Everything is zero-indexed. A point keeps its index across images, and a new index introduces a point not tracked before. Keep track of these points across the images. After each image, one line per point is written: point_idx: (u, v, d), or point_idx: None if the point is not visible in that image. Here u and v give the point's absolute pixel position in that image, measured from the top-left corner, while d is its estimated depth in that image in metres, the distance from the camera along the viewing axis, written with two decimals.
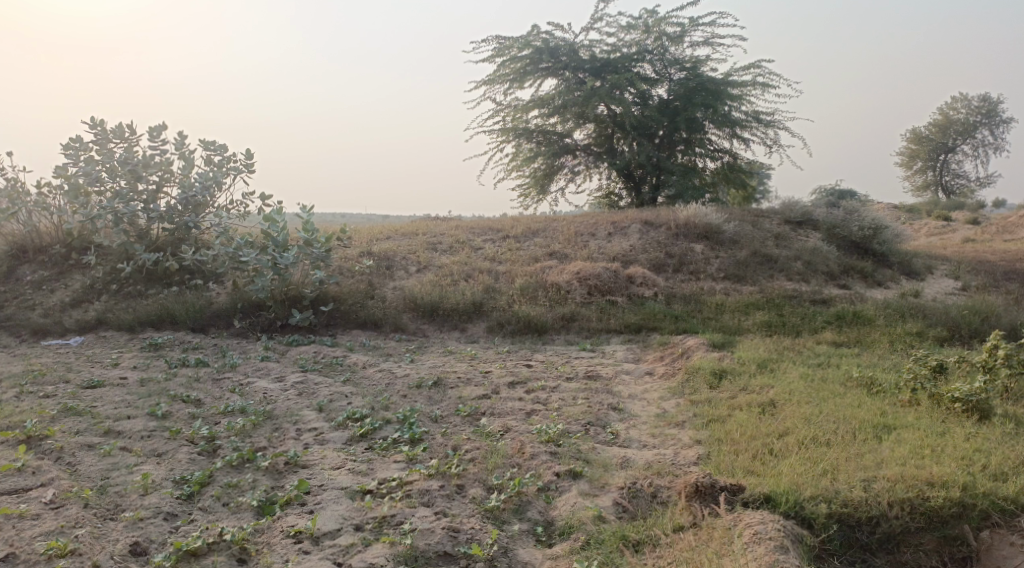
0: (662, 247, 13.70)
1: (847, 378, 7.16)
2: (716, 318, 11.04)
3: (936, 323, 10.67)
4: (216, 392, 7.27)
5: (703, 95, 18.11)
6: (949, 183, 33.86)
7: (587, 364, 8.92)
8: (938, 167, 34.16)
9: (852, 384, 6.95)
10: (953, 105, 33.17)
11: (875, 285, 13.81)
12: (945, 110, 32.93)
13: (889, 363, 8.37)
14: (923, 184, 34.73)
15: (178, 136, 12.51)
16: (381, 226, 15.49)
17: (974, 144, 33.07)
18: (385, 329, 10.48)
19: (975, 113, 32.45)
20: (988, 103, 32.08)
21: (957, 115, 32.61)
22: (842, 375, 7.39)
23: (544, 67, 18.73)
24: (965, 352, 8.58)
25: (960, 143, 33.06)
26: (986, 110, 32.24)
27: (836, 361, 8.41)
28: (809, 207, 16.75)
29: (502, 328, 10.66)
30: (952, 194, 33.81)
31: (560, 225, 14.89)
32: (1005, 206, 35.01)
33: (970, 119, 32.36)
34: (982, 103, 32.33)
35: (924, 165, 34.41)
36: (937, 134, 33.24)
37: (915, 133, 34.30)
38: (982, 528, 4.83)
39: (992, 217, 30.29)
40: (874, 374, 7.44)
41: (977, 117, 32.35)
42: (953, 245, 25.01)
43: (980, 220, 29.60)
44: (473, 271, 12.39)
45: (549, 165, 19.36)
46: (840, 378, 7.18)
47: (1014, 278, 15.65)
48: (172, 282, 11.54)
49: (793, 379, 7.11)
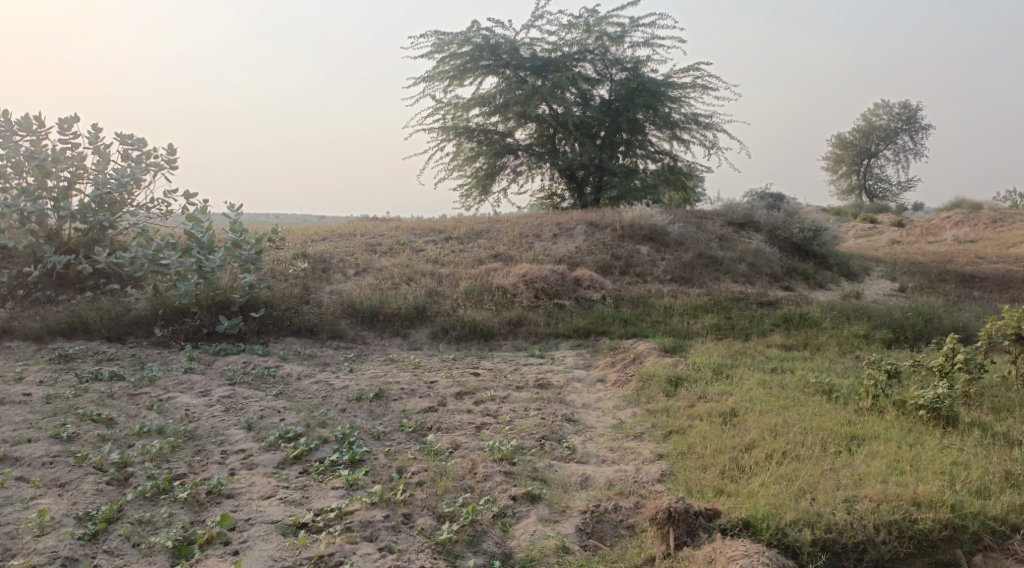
0: (608, 248, 13.42)
1: (803, 382, 6.95)
2: (665, 321, 10.79)
3: (882, 324, 10.63)
4: (132, 410, 6.68)
5: (644, 96, 17.97)
6: (873, 187, 34.62)
7: (536, 372, 8.54)
8: (862, 172, 34.87)
9: (808, 388, 6.73)
10: (876, 112, 34.01)
11: (818, 287, 13.79)
12: (868, 116, 33.74)
13: (840, 367, 8.21)
14: (848, 188, 35.45)
15: (94, 130, 11.67)
16: (316, 227, 14.84)
17: (895, 149, 33.95)
18: (321, 336, 9.90)
19: (896, 119, 33.31)
20: (908, 110, 32.97)
21: (879, 121, 33.45)
22: (798, 379, 7.18)
23: (485, 64, 18.28)
24: (915, 356, 8.48)
25: (882, 149, 33.89)
26: (906, 117, 33.14)
27: (787, 365, 8.22)
28: (750, 208, 16.71)
29: (446, 333, 10.18)
30: (875, 198, 34.62)
31: (504, 226, 14.49)
32: (925, 209, 36.06)
33: (891, 126, 33.21)
34: (903, 109, 33.23)
35: (848, 170, 35.10)
36: (860, 140, 34.02)
37: (839, 139, 35.04)
38: (974, 552, 4.55)
39: (916, 220, 31.09)
40: (829, 378, 7.25)
41: (898, 124, 33.23)
42: (881, 246, 25.50)
43: (905, 223, 30.33)
44: (415, 273, 11.88)
45: (490, 166, 18.94)
46: (795, 383, 6.96)
47: (949, 279, 15.87)
48: (84, 288, 10.99)
49: (751, 386, 6.85)
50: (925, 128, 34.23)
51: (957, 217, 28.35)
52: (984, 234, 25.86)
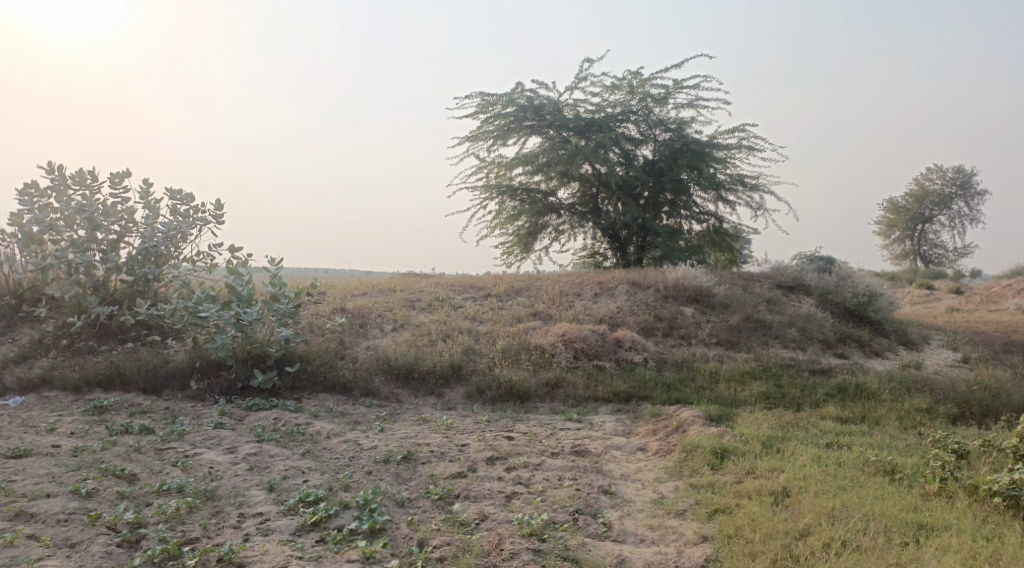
0: (651, 309, 13.07)
1: (860, 461, 6.48)
2: (710, 387, 10.36)
3: (944, 399, 10.08)
4: (155, 466, 6.49)
5: (688, 156, 17.76)
6: (928, 252, 33.69)
7: (573, 437, 8.18)
8: (916, 236, 34.00)
9: (866, 468, 6.26)
10: (930, 176, 33.28)
11: (873, 355, 13.22)
12: (921, 180, 33.02)
13: (900, 444, 7.69)
14: (901, 253, 34.53)
15: (144, 183, 11.80)
16: (357, 281, 14.78)
17: (951, 214, 33.07)
18: (355, 392, 9.67)
19: (951, 184, 32.52)
20: (963, 174, 32.19)
21: (933, 186, 32.69)
22: (856, 457, 6.71)
23: (528, 124, 18.31)
24: (981, 434, 7.93)
25: (937, 213, 33.06)
26: (962, 181, 32.34)
27: (842, 439, 7.74)
28: (801, 271, 16.24)
29: (482, 393, 9.90)
30: (930, 264, 33.64)
31: (545, 285, 14.25)
32: (983, 276, 34.91)
33: (945, 190, 32.42)
34: (958, 174, 32.45)
35: (902, 234, 34.25)
36: (913, 205, 33.24)
37: (891, 203, 34.30)
38: None
39: (974, 287, 30.06)
40: (888, 457, 6.76)
41: (953, 188, 32.43)
42: (937, 314, 24.62)
43: (963, 289, 29.34)
44: (453, 331, 11.65)
45: (534, 224, 18.81)
46: (852, 461, 6.49)
47: (1013, 350, 15.13)
48: (126, 339, 10.85)
49: (803, 462, 6.40)
50: (982, 193, 33.36)
51: (1019, 285, 27.32)
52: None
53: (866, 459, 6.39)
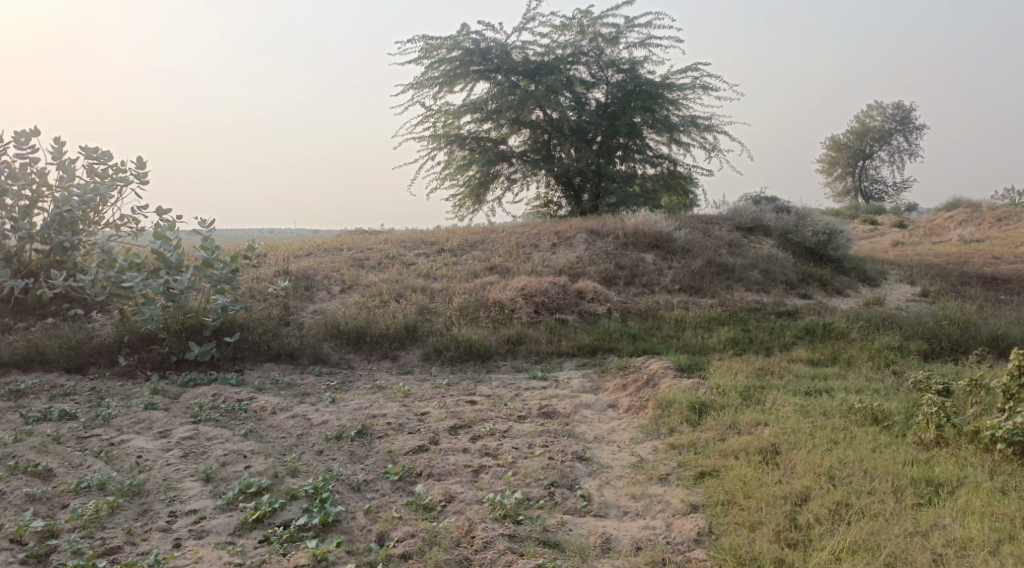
0: (611, 257, 12.56)
1: (847, 408, 6.11)
2: (677, 336, 9.93)
3: (915, 334, 9.82)
4: (75, 459, 5.78)
5: (642, 98, 17.22)
6: (869, 189, 33.79)
7: (539, 398, 7.67)
8: (857, 173, 34.04)
9: (853, 415, 5.90)
10: (870, 113, 33.25)
11: (836, 294, 12.96)
12: (862, 117, 32.95)
13: (880, 388, 7.35)
14: (843, 190, 34.58)
15: (56, 143, 10.76)
16: (300, 241, 13.98)
17: (891, 150, 33.15)
18: (302, 361, 8.98)
19: (890, 120, 32.54)
20: (902, 110, 32.23)
21: (874, 122, 32.67)
22: (841, 404, 6.33)
23: (475, 69, 17.45)
24: (961, 372, 7.66)
25: (877, 150, 33.09)
26: (901, 117, 32.39)
27: (820, 385, 7.38)
28: (758, 211, 15.89)
29: (439, 355, 9.32)
30: (872, 200, 33.78)
31: (499, 236, 13.63)
32: (922, 210, 35.29)
33: (885, 127, 32.43)
34: (897, 110, 32.44)
35: (843, 172, 34.24)
36: (854, 142, 33.20)
37: (833, 141, 34.21)
38: None
39: (917, 221, 30.27)
40: (874, 402, 6.39)
41: (893, 124, 32.45)
42: (882, 248, 24.68)
43: (906, 224, 29.52)
44: (405, 290, 10.98)
45: (483, 174, 18.07)
46: (838, 408, 6.12)
47: (970, 282, 15.06)
48: (47, 314, 9.99)
49: (788, 414, 5.99)
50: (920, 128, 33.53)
51: (962, 217, 27.54)
52: (991, 232, 25.06)
53: (854, 405, 6.01)
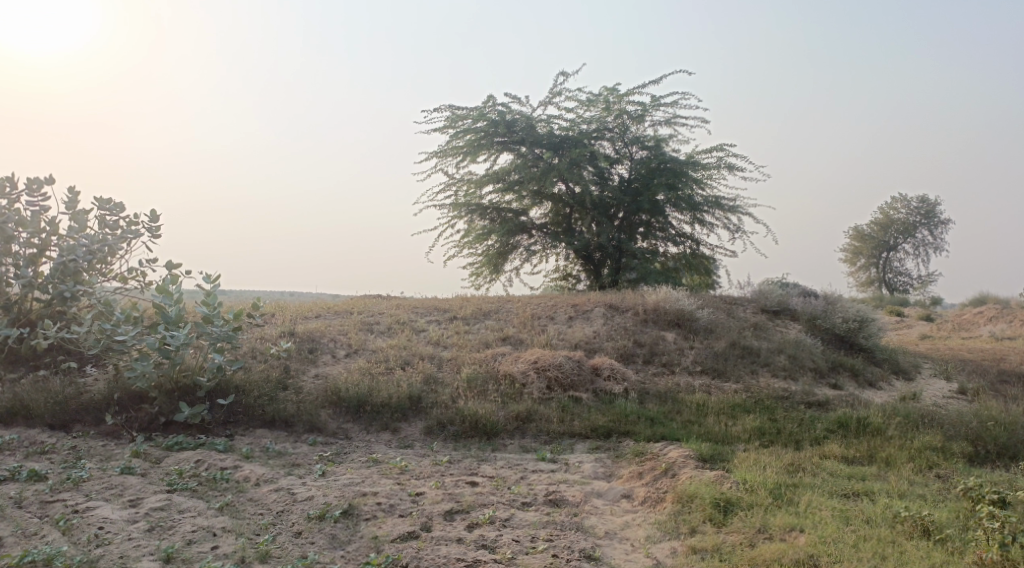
0: (630, 334, 12.00)
1: (891, 515, 5.50)
2: (698, 422, 9.30)
3: (956, 434, 9.16)
4: (30, 527, 5.23)
5: (666, 175, 16.84)
6: (893, 280, 33.03)
7: (546, 483, 7.06)
8: (882, 264, 33.36)
9: (900, 525, 5.29)
10: (895, 205, 32.81)
11: (867, 385, 12.28)
12: (886, 209, 32.56)
13: (923, 495, 6.69)
14: (867, 280, 33.84)
15: (69, 192, 10.39)
16: (310, 303, 13.58)
17: (915, 243, 32.61)
18: (297, 428, 8.41)
19: (915, 213, 32.15)
20: (927, 204, 31.88)
21: (898, 215, 32.27)
22: (883, 510, 5.71)
23: (499, 140, 17.20)
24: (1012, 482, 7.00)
25: (901, 242, 32.55)
26: (926, 211, 31.99)
27: (856, 487, 6.73)
28: (785, 295, 15.34)
29: (443, 429, 8.73)
30: (896, 292, 32.99)
31: (515, 307, 13.15)
32: (948, 305, 34.45)
33: (909, 220, 32.01)
34: (921, 204, 32.06)
35: (867, 262, 33.57)
36: (878, 234, 32.70)
37: (856, 232, 33.72)
38: None
39: (944, 315, 29.49)
40: (920, 511, 5.75)
41: (917, 218, 32.02)
42: (909, 340, 23.87)
43: (932, 317, 28.72)
44: (413, 358, 10.46)
45: (504, 244, 17.70)
46: (881, 515, 5.50)
47: (1007, 380, 14.34)
48: (38, 365, 9.53)
49: (826, 519, 5.37)
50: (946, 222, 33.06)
51: (991, 313, 26.80)
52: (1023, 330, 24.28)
53: (900, 513, 5.39)
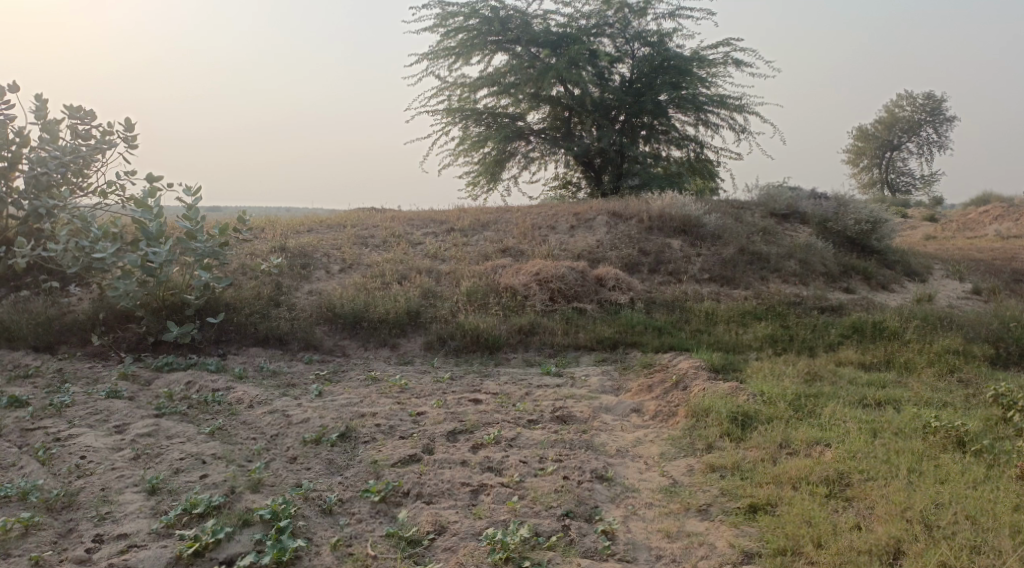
0: (634, 242, 11.55)
1: (920, 427, 5.26)
2: (708, 331, 8.98)
3: (976, 337, 8.88)
4: (8, 459, 4.93)
5: (670, 73, 16.17)
6: (896, 181, 31.80)
7: (553, 399, 6.77)
8: (885, 165, 31.91)
9: (931, 439, 5.05)
10: (898, 103, 31.32)
11: (880, 289, 11.93)
12: (889, 107, 31.10)
13: (946, 403, 6.41)
14: (869, 182, 32.41)
15: (37, 100, 9.77)
16: (302, 217, 13.09)
17: (919, 142, 31.23)
18: (292, 346, 8.08)
19: (920, 110, 30.53)
20: (933, 100, 30.18)
21: (903, 112, 30.58)
22: (911, 422, 5.46)
23: (493, 39, 16.38)
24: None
25: (905, 142, 31.02)
26: (932, 108, 30.28)
27: (878, 395, 6.46)
28: (794, 198, 14.84)
29: (444, 344, 8.42)
30: (900, 193, 31.76)
31: (514, 217, 12.67)
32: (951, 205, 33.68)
33: (914, 118, 30.62)
34: (926, 100, 30.35)
35: (870, 163, 32.10)
36: (880, 133, 31.36)
37: (857, 132, 32.39)
38: None
39: (948, 215, 28.92)
40: (950, 421, 5.50)
41: (921, 116, 30.65)
42: (915, 241, 23.44)
43: (937, 218, 28.21)
44: (410, 272, 10.04)
45: (501, 151, 17.04)
46: (910, 427, 5.27)
47: (1021, 280, 13.99)
48: (19, 287, 9.13)
49: (855, 435, 5.12)
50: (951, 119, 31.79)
51: (997, 212, 26.25)
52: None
53: (931, 426, 5.15)
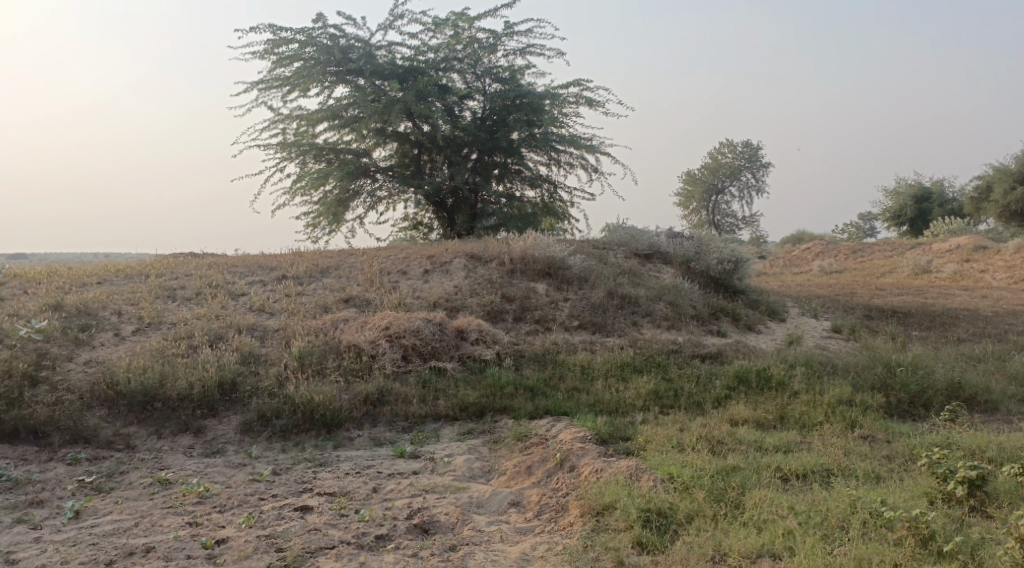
0: (495, 287, 10.22)
1: (861, 508, 4.26)
2: (586, 390, 7.71)
3: (864, 382, 8.02)
4: None
5: (523, 110, 15.08)
6: (722, 224, 31.21)
7: (408, 496, 5.24)
8: (711, 207, 31.22)
9: (885, 531, 4.05)
10: (721, 150, 31.15)
11: (749, 330, 11.14)
12: (714, 153, 30.65)
13: (868, 474, 5.27)
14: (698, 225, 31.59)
15: None
16: (95, 265, 10.90)
17: (740, 186, 31.00)
18: (52, 440, 6.29)
19: (740, 157, 30.41)
20: (751, 148, 30.18)
21: (725, 159, 30.43)
22: (844, 499, 4.44)
23: (333, 70, 14.66)
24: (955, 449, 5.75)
25: (728, 186, 30.80)
26: (750, 155, 30.30)
27: (790, 465, 5.31)
28: (654, 236, 14.06)
29: (268, 425, 6.71)
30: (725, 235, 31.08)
31: (358, 261, 11.05)
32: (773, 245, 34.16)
33: (735, 163, 30.17)
34: (745, 148, 30.45)
35: (699, 206, 31.37)
36: (706, 176, 30.73)
37: (686, 175, 31.72)
38: None
39: (775, 252, 29.54)
40: (887, 498, 4.49)
41: (742, 161, 30.32)
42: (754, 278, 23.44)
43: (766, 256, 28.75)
44: (226, 330, 8.19)
45: (344, 190, 15.28)
46: (851, 512, 4.25)
47: (874, 314, 13.69)
48: None
49: (815, 537, 4.03)
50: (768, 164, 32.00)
51: (818, 248, 27.16)
52: (848, 264, 24.62)
53: (878, 510, 4.15)
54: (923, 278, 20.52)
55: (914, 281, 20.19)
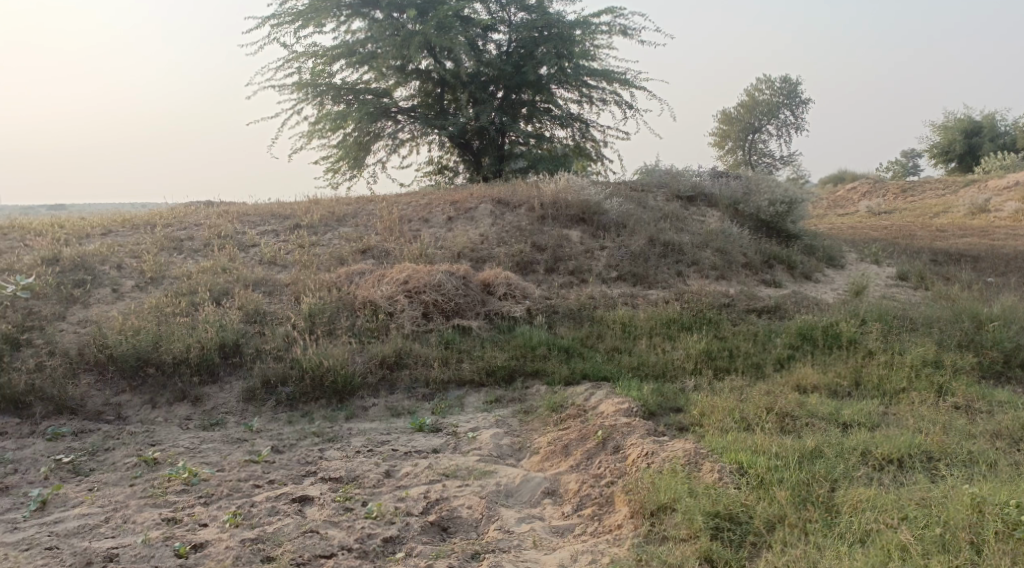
0: (526, 235, 9.36)
1: (989, 513, 3.56)
2: (628, 351, 6.87)
3: (948, 341, 7.08)
4: None
5: (553, 42, 13.93)
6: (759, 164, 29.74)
7: (425, 483, 4.49)
8: (748, 147, 29.69)
9: None
10: (759, 87, 29.54)
11: (806, 279, 10.17)
12: (752, 90, 29.06)
13: (975, 458, 4.44)
14: (733, 166, 30.11)
15: None
16: (101, 215, 10.23)
17: (779, 125, 29.43)
18: (34, 412, 5.64)
19: (780, 94, 28.80)
20: (791, 84, 28.56)
21: (764, 96, 28.85)
22: (963, 496, 3.73)
23: (349, 2, 13.63)
24: None
25: (766, 124, 29.25)
26: (789, 92, 28.68)
27: (881, 448, 4.44)
28: (697, 178, 12.99)
29: (273, 393, 5.99)
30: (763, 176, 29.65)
31: (378, 207, 10.22)
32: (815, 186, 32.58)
33: (774, 100, 28.59)
34: (785, 85, 28.81)
35: (735, 146, 29.86)
36: (743, 115, 29.21)
37: (722, 113, 30.17)
38: None
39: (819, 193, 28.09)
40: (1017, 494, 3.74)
41: (781, 99, 28.72)
42: None
43: None
44: (232, 286, 7.45)
45: (363, 132, 14.39)
46: (978, 517, 3.55)
47: (941, 259, 12.55)
48: None
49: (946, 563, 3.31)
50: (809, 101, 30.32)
51: (865, 188, 25.73)
52: (898, 204, 23.27)
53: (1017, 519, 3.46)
54: (980, 219, 19.19)
55: (972, 222, 18.86)
